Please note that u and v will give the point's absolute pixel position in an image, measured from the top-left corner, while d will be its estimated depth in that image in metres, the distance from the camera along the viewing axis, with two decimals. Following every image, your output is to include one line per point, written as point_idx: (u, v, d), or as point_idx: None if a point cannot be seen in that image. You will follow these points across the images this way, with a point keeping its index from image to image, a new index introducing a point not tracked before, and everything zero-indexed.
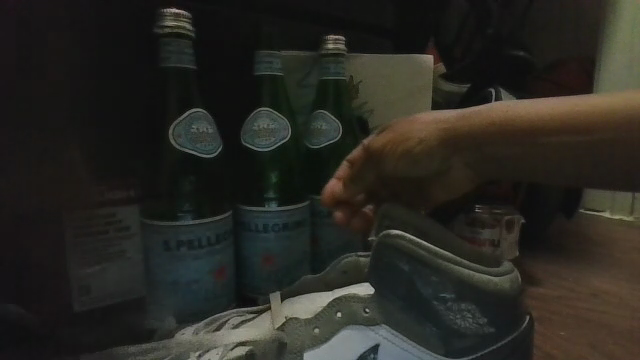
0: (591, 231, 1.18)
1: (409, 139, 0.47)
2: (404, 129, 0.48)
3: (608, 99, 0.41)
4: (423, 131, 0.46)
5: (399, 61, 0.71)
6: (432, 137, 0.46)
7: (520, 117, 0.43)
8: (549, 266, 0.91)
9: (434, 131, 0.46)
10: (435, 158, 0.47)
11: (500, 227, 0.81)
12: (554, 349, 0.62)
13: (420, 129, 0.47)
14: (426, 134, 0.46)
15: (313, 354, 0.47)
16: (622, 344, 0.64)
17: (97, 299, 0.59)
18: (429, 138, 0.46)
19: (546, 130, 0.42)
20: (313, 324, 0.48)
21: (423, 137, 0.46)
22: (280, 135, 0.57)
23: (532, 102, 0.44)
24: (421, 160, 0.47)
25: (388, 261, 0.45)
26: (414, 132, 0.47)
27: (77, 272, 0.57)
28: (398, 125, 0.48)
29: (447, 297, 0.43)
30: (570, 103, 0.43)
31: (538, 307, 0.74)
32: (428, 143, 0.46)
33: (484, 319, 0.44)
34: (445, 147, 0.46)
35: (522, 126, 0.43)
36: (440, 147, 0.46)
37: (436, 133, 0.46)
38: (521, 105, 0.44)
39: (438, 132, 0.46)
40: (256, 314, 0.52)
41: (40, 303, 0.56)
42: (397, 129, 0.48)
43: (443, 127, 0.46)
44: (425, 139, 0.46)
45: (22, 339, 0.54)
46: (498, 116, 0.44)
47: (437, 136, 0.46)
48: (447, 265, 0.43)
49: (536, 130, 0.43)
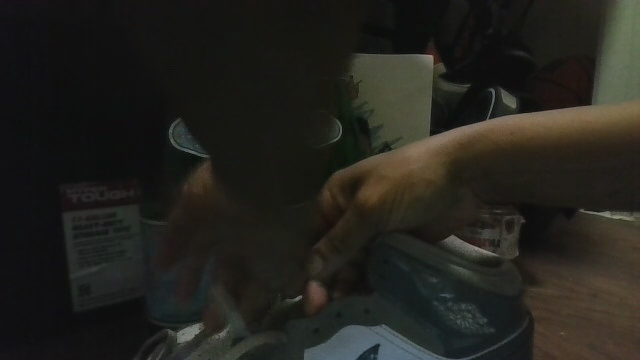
0: (591, 231, 1.18)
1: (413, 182, 0.45)
2: (397, 170, 0.46)
3: (608, 114, 0.43)
4: (420, 162, 0.46)
5: (401, 60, 0.77)
6: (431, 170, 0.46)
7: (552, 130, 0.44)
8: (548, 266, 0.91)
9: (432, 159, 0.46)
10: (441, 196, 0.47)
11: (500, 227, 0.82)
12: (553, 348, 0.62)
13: (415, 167, 0.46)
14: (427, 171, 0.46)
15: (313, 353, 0.46)
16: (621, 344, 0.64)
17: (98, 299, 0.60)
18: (432, 173, 0.46)
19: (552, 142, 0.44)
20: (313, 324, 0.46)
21: (425, 175, 0.46)
22: None
23: (531, 117, 0.45)
24: (426, 199, 0.46)
25: (387, 261, 0.44)
26: (414, 173, 0.45)
27: (76, 274, 0.58)
28: (390, 169, 0.47)
29: (447, 297, 0.43)
30: (579, 114, 0.44)
31: (537, 307, 0.74)
32: (432, 182, 0.46)
33: (484, 319, 0.43)
34: (448, 176, 0.46)
35: (536, 139, 0.44)
36: (444, 181, 0.46)
37: (435, 162, 0.46)
38: (525, 120, 0.45)
39: (439, 158, 0.46)
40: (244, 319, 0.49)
41: (41, 306, 0.57)
42: (390, 174, 0.46)
43: (447, 154, 0.46)
44: (431, 179, 0.46)
45: (24, 338, 0.56)
46: (507, 133, 0.45)
47: (439, 166, 0.46)
48: (447, 265, 0.43)
49: (546, 143, 0.44)
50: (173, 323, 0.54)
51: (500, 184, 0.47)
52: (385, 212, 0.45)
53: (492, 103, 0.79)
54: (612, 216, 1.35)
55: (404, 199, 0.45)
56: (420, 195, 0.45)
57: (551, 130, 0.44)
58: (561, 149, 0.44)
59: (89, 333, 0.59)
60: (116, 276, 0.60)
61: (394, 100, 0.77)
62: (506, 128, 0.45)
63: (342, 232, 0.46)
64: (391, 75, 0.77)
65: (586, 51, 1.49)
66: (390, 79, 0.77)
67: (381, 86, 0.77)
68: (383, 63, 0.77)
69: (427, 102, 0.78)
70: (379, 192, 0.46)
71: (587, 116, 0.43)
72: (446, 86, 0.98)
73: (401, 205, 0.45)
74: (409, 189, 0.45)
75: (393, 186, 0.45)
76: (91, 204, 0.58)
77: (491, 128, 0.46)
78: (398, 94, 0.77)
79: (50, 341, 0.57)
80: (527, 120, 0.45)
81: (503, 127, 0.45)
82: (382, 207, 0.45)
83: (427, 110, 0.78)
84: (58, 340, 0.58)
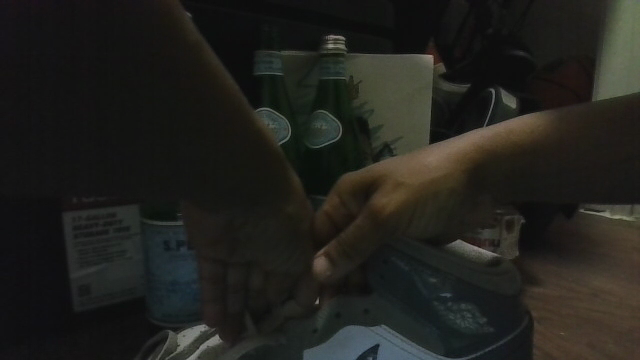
0: (591, 230, 1.18)
1: (436, 191, 0.42)
2: (418, 177, 0.42)
3: (614, 106, 0.42)
4: (443, 168, 0.42)
5: (402, 59, 0.77)
6: (455, 176, 0.42)
7: (571, 129, 0.42)
8: (548, 266, 0.92)
9: (454, 163, 0.42)
10: (461, 202, 0.44)
11: (500, 227, 0.82)
12: (553, 349, 0.62)
13: (437, 175, 0.42)
14: (449, 177, 0.42)
15: (313, 354, 0.45)
16: (622, 344, 0.64)
17: (97, 299, 0.60)
18: (456, 180, 0.42)
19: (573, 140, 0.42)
20: (313, 324, 0.46)
21: (448, 183, 0.42)
22: (281, 134, 0.65)
23: (549, 115, 0.44)
24: (447, 206, 0.43)
25: (388, 262, 0.45)
26: (436, 180, 0.42)
27: (76, 274, 0.58)
28: (409, 173, 0.42)
29: (447, 297, 0.43)
30: (593, 110, 0.43)
31: (538, 308, 0.74)
32: (454, 190, 0.42)
33: (484, 319, 0.43)
34: (469, 183, 0.43)
35: (560, 135, 0.42)
36: (466, 187, 0.43)
37: (456, 168, 0.42)
38: (541, 118, 0.43)
39: (460, 164, 0.42)
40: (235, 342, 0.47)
41: (42, 306, 0.57)
42: (410, 181, 0.42)
43: (471, 157, 0.43)
44: (453, 186, 0.42)
45: (25, 338, 0.57)
46: (530, 129, 0.43)
47: (461, 172, 0.42)
48: (448, 263, 0.43)
49: (569, 139, 0.42)
50: (173, 323, 0.54)
51: (511, 187, 0.44)
52: (402, 222, 0.42)
53: (491, 101, 0.78)
54: (612, 215, 1.35)
55: (426, 207, 0.42)
56: (441, 204, 0.43)
57: (559, 131, 0.42)
58: (580, 146, 0.42)
59: (89, 331, 0.60)
60: (113, 277, 0.60)
61: (394, 100, 0.77)
62: (528, 127, 0.43)
63: (352, 240, 0.43)
64: (392, 75, 0.77)
65: (587, 51, 1.49)
66: (391, 75, 0.77)
67: (381, 86, 0.77)
68: (383, 63, 0.77)
69: (427, 102, 0.77)
70: (398, 200, 0.41)
71: (600, 111, 0.42)
72: (446, 85, 0.99)
73: (422, 211, 0.42)
74: (429, 197, 0.42)
75: (414, 196, 0.41)
76: (90, 202, 0.57)
77: (514, 126, 0.44)
78: (398, 95, 0.77)
79: (51, 340, 0.58)
80: (537, 122, 0.43)
81: (518, 129, 0.43)
82: (399, 217, 0.42)
83: (427, 109, 0.77)
84: (59, 338, 0.58)
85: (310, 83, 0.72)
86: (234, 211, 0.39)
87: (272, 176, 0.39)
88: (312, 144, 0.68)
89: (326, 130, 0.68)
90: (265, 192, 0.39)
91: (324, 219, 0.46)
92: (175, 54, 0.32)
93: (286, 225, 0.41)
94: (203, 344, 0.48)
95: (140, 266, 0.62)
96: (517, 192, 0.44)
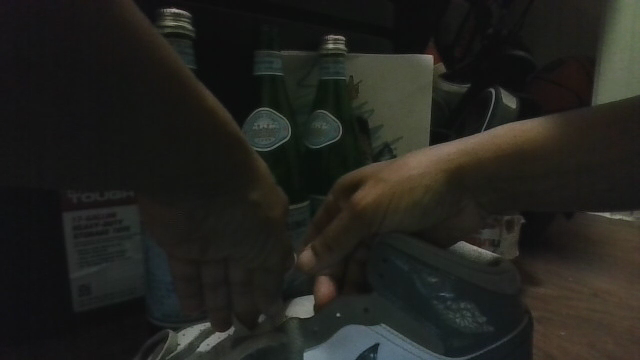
0: (591, 230, 1.18)
1: (413, 188, 0.43)
2: (398, 174, 0.43)
3: (614, 105, 0.41)
4: (424, 168, 0.43)
5: (401, 60, 0.77)
6: (432, 177, 0.43)
7: (565, 133, 0.41)
8: (548, 266, 0.92)
9: (436, 165, 0.43)
10: (443, 202, 0.44)
11: (500, 227, 0.82)
12: (553, 349, 0.61)
13: (416, 174, 0.43)
14: (426, 176, 0.43)
15: (313, 355, 0.46)
16: (621, 344, 0.64)
17: (97, 299, 0.61)
18: (434, 181, 0.43)
19: (566, 144, 0.41)
20: (313, 323, 0.47)
21: (426, 182, 0.43)
22: (280, 135, 0.63)
23: (546, 119, 0.43)
24: (426, 205, 0.44)
25: (384, 260, 0.44)
26: (414, 178, 0.43)
27: (76, 274, 0.58)
28: (389, 171, 0.44)
29: (446, 296, 0.42)
30: (593, 113, 0.41)
31: (537, 307, 0.74)
32: (433, 189, 0.43)
33: (483, 318, 0.42)
34: (450, 184, 0.43)
35: (554, 142, 0.41)
36: (447, 188, 0.43)
37: (436, 169, 0.43)
38: (535, 122, 0.43)
39: (441, 167, 0.43)
40: (235, 341, 0.47)
41: (41, 305, 0.58)
42: (389, 178, 0.44)
43: (454, 159, 0.43)
44: (432, 186, 0.43)
45: (25, 337, 0.57)
46: (522, 134, 0.42)
47: (443, 174, 0.43)
48: (446, 260, 0.42)
49: (562, 143, 0.41)
50: (173, 323, 0.54)
51: (504, 192, 0.43)
52: (378, 215, 0.44)
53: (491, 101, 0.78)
54: (612, 215, 1.34)
55: (401, 204, 0.43)
56: (419, 203, 0.43)
57: (554, 136, 0.41)
58: (574, 149, 0.41)
59: (90, 331, 0.60)
60: (113, 279, 0.61)
61: (394, 99, 0.77)
62: (521, 132, 0.42)
63: (335, 234, 0.45)
64: (391, 75, 0.77)
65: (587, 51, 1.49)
66: (390, 76, 0.77)
67: (380, 86, 0.77)
68: (383, 63, 0.76)
69: (427, 102, 0.78)
70: (374, 194, 0.43)
71: (599, 113, 0.41)
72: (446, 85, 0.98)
73: (401, 209, 0.43)
74: (409, 194, 0.43)
75: (391, 192, 0.43)
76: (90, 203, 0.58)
77: (506, 130, 0.43)
78: (398, 96, 0.77)
79: (48, 339, 0.58)
80: (529, 126, 0.42)
81: (509, 132, 0.43)
82: (376, 210, 0.43)
83: (427, 108, 0.78)
84: (59, 337, 0.59)
85: (310, 84, 0.72)
86: (227, 209, 0.40)
87: (239, 176, 0.39)
88: (313, 144, 0.68)
89: (326, 130, 0.68)
90: (236, 191, 0.40)
91: (324, 213, 0.50)
92: (136, 65, 0.31)
93: (254, 219, 0.42)
94: (204, 342, 0.48)
95: (140, 265, 0.63)
96: (515, 196, 0.44)
